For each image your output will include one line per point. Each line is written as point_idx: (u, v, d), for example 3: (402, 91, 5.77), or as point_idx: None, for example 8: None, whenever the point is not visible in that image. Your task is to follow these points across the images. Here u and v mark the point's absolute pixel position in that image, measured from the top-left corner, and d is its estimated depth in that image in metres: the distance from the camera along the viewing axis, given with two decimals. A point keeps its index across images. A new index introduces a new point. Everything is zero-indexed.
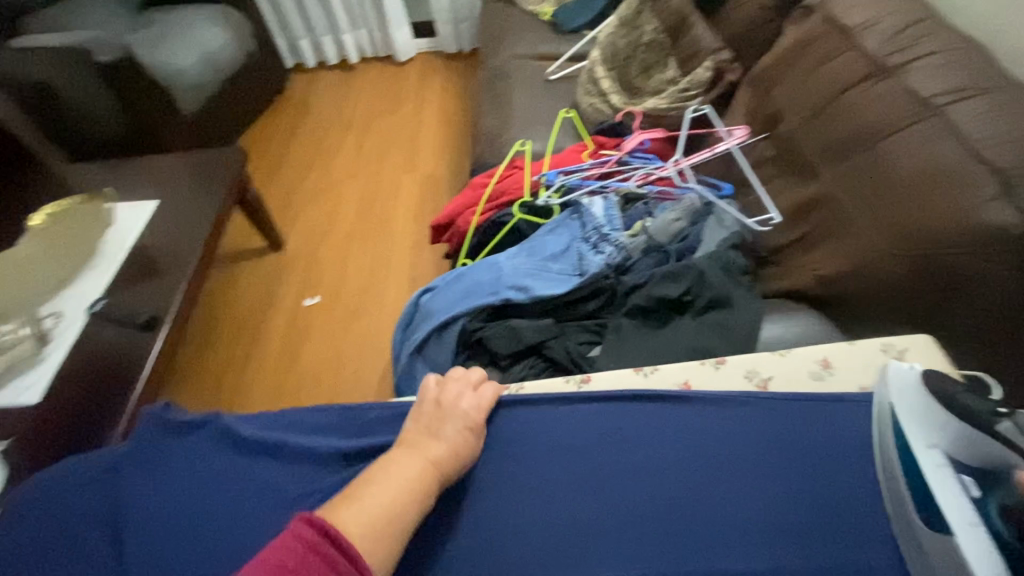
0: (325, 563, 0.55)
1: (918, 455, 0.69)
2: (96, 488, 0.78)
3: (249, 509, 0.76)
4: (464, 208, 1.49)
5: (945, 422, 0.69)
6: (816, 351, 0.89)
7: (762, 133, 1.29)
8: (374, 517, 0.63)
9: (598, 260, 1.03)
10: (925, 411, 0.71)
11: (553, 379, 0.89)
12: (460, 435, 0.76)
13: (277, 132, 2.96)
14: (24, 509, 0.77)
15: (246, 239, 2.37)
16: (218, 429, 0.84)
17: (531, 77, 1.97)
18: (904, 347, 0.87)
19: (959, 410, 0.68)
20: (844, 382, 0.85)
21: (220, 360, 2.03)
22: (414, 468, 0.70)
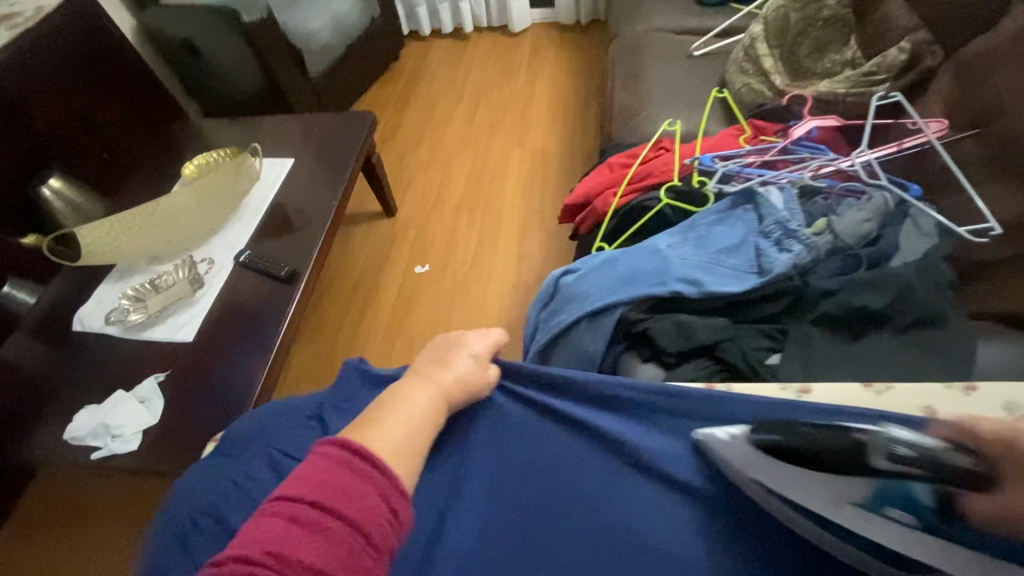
0: (357, 473, 0.59)
1: (816, 502, 0.69)
2: (305, 430, 0.81)
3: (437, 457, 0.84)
4: (603, 188, 1.42)
5: (825, 479, 0.66)
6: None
7: (973, 127, 1.12)
8: (400, 438, 0.69)
9: (783, 259, 0.94)
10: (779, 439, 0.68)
11: (768, 386, 0.83)
12: (468, 362, 0.86)
13: (391, 98, 3.00)
14: (235, 444, 0.83)
15: (362, 203, 2.44)
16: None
17: (672, 53, 1.85)
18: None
19: (827, 463, 0.64)
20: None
21: (335, 317, 2.11)
22: (430, 391, 0.78)
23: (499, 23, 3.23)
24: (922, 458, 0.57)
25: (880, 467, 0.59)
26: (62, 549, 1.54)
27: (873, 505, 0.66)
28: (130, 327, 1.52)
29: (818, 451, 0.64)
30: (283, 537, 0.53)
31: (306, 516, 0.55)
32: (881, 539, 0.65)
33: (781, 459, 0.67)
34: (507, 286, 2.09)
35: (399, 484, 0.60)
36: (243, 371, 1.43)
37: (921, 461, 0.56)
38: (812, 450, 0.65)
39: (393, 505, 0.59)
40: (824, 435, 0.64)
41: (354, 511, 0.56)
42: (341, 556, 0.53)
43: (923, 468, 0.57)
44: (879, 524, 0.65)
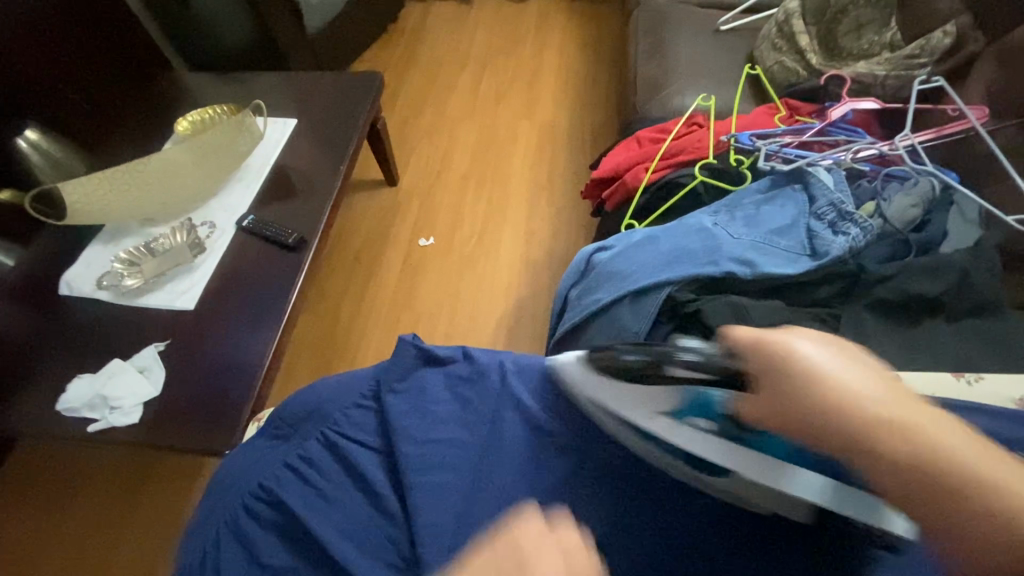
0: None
1: (641, 418, 0.73)
2: (360, 411, 0.84)
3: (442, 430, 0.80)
4: (633, 163, 1.38)
5: (638, 392, 0.72)
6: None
7: (1017, 115, 1.11)
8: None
9: (839, 242, 0.92)
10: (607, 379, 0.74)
11: None
12: None
13: (392, 61, 2.86)
14: (287, 422, 0.86)
15: (363, 170, 2.34)
16: (472, 368, 0.86)
17: (697, 26, 1.79)
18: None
19: (635, 372, 0.71)
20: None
21: (336, 289, 2.04)
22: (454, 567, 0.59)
23: None
24: (707, 362, 0.65)
25: (679, 373, 0.66)
26: (50, 522, 1.47)
27: (672, 419, 0.71)
28: (125, 293, 1.43)
29: (629, 364, 0.71)
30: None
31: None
32: (682, 442, 0.70)
33: (613, 374, 0.73)
34: (515, 261, 2.04)
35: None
36: (250, 342, 1.36)
37: (701, 363, 0.65)
38: (624, 360, 0.72)
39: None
40: (632, 354, 0.72)
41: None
42: None
43: (702, 371, 0.65)
44: (678, 433, 0.70)
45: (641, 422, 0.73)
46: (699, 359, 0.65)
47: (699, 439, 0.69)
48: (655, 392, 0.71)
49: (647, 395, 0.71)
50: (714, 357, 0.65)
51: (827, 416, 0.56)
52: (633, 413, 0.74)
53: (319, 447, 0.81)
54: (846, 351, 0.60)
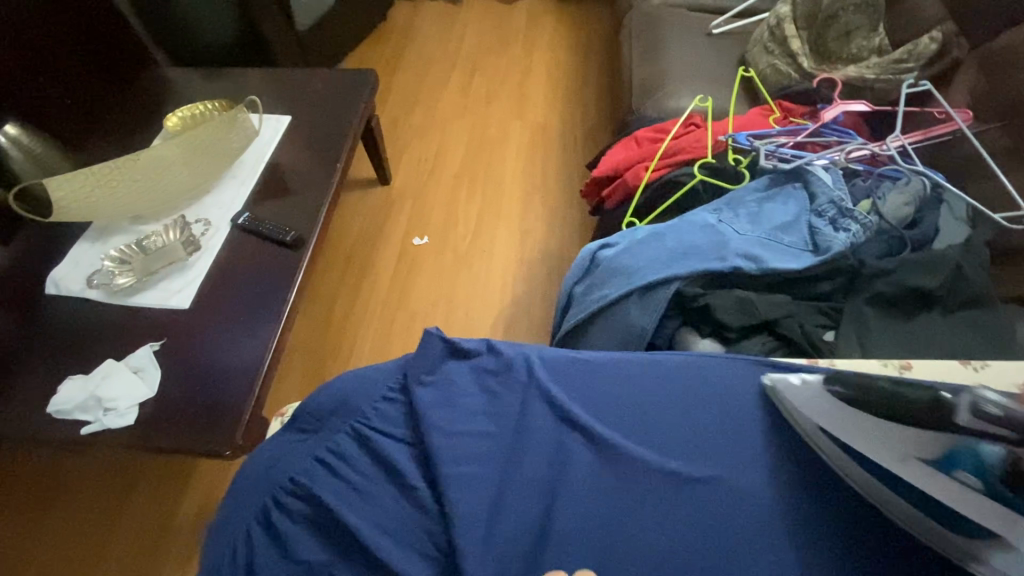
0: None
1: (878, 451, 0.69)
2: (383, 404, 0.84)
3: (467, 423, 0.80)
4: (633, 162, 1.40)
5: (889, 431, 0.67)
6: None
7: (999, 119, 1.16)
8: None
9: (840, 238, 0.95)
10: (844, 412, 0.71)
11: (867, 362, 0.80)
12: None
13: (381, 60, 2.84)
14: (314, 417, 0.85)
15: (355, 169, 2.32)
16: (497, 361, 0.86)
17: (689, 29, 1.82)
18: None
19: (903, 414, 0.64)
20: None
21: (329, 288, 2.02)
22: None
23: None
24: (1017, 421, 0.55)
25: (965, 424, 0.59)
26: (34, 530, 1.42)
27: (929, 465, 0.65)
28: (117, 292, 1.39)
29: (895, 403, 0.65)
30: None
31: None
32: (936, 490, 0.65)
33: (853, 404, 0.69)
34: (510, 260, 2.05)
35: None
36: (250, 341, 1.34)
37: (1008, 420, 0.56)
38: (887, 399, 0.65)
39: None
40: (903, 389, 0.65)
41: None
42: None
43: (1007, 430, 0.56)
44: (938, 480, 0.65)
45: (875, 454, 0.70)
46: (1003, 414, 0.56)
47: (956, 489, 0.63)
48: (911, 434, 0.65)
49: (907, 438, 0.66)
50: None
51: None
52: (873, 448, 0.70)
53: (348, 440, 0.81)
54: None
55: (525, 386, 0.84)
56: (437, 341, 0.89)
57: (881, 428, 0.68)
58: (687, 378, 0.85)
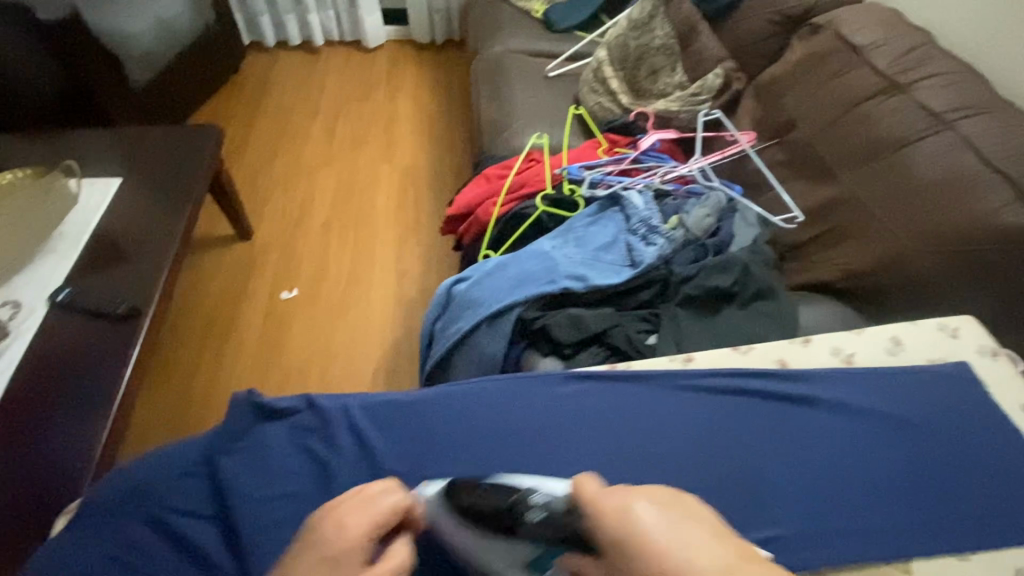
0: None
1: (493, 558, 0.66)
2: (192, 480, 0.79)
3: (271, 489, 0.77)
4: (482, 198, 1.47)
5: (501, 541, 0.66)
6: (884, 328, 0.86)
7: (772, 138, 1.38)
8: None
9: (650, 252, 1.07)
10: (456, 529, 0.69)
11: (656, 359, 0.86)
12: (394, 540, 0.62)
13: (236, 112, 2.74)
14: (107, 508, 0.77)
15: (211, 226, 2.18)
16: (315, 416, 0.83)
17: (529, 73, 1.98)
18: (958, 326, 0.85)
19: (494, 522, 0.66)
20: (916, 359, 0.82)
21: (189, 357, 1.86)
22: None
23: (353, 37, 3.14)
24: (555, 519, 0.62)
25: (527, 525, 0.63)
26: None
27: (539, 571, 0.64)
28: None
29: (481, 517, 0.67)
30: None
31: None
32: None
33: (466, 517, 0.68)
34: (388, 302, 2.02)
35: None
36: (77, 431, 1.19)
37: (552, 517, 0.62)
38: (473, 511, 0.68)
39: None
40: (488, 498, 0.68)
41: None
42: None
43: (551, 529, 0.62)
44: None
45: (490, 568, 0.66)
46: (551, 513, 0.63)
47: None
48: (500, 542, 0.66)
49: (501, 546, 0.65)
50: (562, 510, 0.62)
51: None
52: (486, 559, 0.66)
53: (147, 529, 0.76)
54: (696, 522, 0.54)
55: (336, 437, 0.81)
56: (245, 402, 0.84)
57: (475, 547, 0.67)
58: (501, 402, 0.83)
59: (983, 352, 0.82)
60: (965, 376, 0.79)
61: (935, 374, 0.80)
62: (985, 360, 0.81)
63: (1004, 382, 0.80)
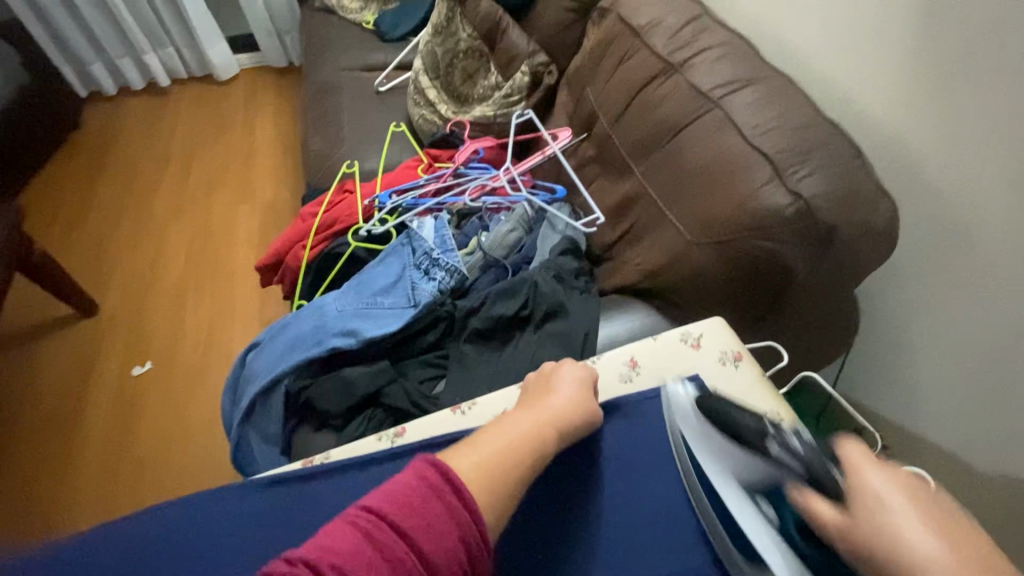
0: (447, 507, 0.51)
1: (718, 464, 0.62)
2: None
3: None
4: (293, 243, 1.34)
5: (731, 447, 0.60)
6: (626, 350, 0.84)
7: (583, 133, 1.30)
8: (489, 455, 0.60)
9: (431, 288, 0.99)
10: (707, 439, 0.62)
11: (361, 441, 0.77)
12: (572, 387, 0.71)
13: (74, 173, 2.49)
14: None
15: (47, 309, 1.98)
16: None
17: (358, 92, 1.85)
18: (700, 333, 0.83)
19: (736, 432, 0.60)
20: (653, 381, 0.81)
21: (27, 462, 1.68)
22: (535, 419, 0.66)
23: (202, 71, 2.92)
24: (810, 457, 0.55)
25: (777, 450, 0.56)
26: None
27: (745, 491, 0.60)
28: None
29: (733, 429, 0.60)
30: (354, 551, 0.46)
31: (379, 534, 0.48)
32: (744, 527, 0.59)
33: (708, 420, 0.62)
34: None
35: (486, 533, 0.52)
36: None
37: (811, 457, 0.54)
38: (728, 422, 0.60)
39: (472, 558, 0.51)
40: (741, 412, 0.60)
41: (432, 548, 0.48)
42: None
43: (800, 466, 0.55)
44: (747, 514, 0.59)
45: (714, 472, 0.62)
46: (807, 452, 0.55)
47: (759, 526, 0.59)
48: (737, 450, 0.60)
49: (739, 457, 0.60)
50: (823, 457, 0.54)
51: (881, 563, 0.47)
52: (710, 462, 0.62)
53: None
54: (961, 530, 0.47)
55: None
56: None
57: (721, 463, 0.62)
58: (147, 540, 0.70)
59: (723, 360, 0.81)
60: None
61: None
62: (721, 370, 0.80)
63: (743, 389, 0.79)
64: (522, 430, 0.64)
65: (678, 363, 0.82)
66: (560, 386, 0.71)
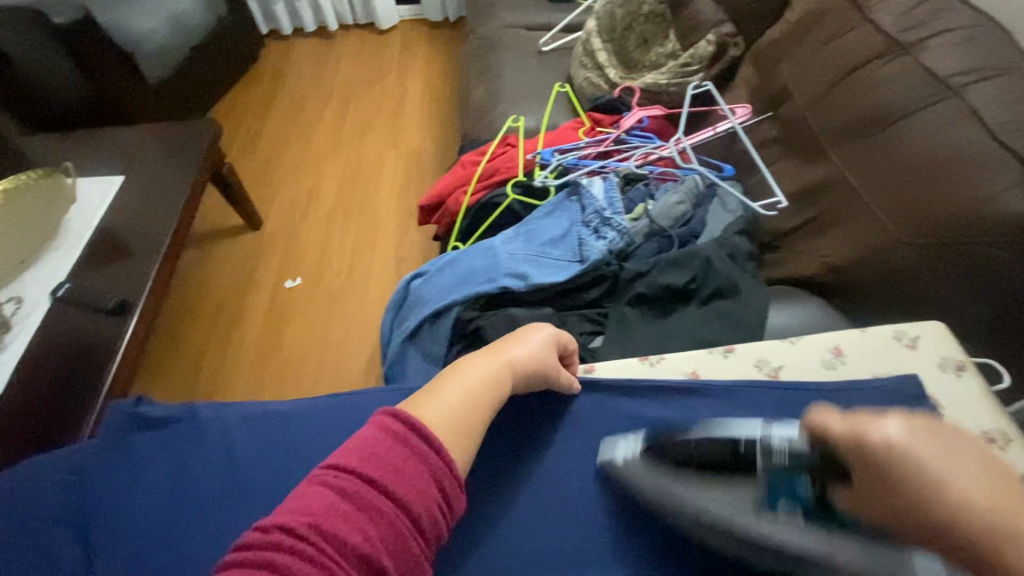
0: (414, 452, 0.54)
1: (705, 497, 0.61)
2: (61, 486, 0.71)
3: (125, 491, 0.70)
4: (454, 188, 1.42)
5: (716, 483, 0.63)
6: (828, 338, 0.83)
7: (766, 112, 1.23)
8: (454, 410, 0.62)
9: (600, 246, 1.01)
10: (683, 479, 0.64)
11: None
12: (538, 341, 0.73)
13: (251, 102, 2.78)
14: None
15: (223, 218, 2.27)
16: (191, 427, 0.75)
17: (522, 50, 1.87)
18: (918, 335, 0.81)
19: (712, 463, 0.64)
20: (859, 371, 0.79)
21: (199, 342, 1.96)
22: (498, 368, 0.68)
23: (366, 20, 3.10)
24: (796, 452, 0.60)
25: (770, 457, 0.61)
26: None
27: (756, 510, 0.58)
28: None
29: (708, 458, 0.65)
30: (330, 509, 0.49)
31: (353, 490, 0.50)
32: (781, 536, 0.54)
33: (675, 460, 0.66)
34: (386, 291, 2.02)
35: (456, 471, 0.56)
36: (65, 425, 1.26)
37: (794, 444, 0.61)
38: (701, 458, 0.65)
39: (448, 494, 0.54)
40: (703, 445, 0.66)
41: (409, 492, 0.52)
42: (389, 540, 0.49)
43: (793, 453, 0.60)
44: (779, 528, 0.54)
45: (713, 509, 0.59)
46: (785, 443, 0.61)
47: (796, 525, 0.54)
48: (726, 489, 0.62)
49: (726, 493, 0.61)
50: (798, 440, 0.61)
51: (918, 515, 0.47)
52: (697, 497, 0.61)
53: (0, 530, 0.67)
54: (933, 429, 0.50)
55: (210, 447, 0.73)
56: (123, 413, 0.76)
57: (718, 497, 0.61)
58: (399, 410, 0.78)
59: (943, 367, 0.78)
60: (912, 392, 0.75)
61: (874, 387, 0.76)
62: (942, 376, 0.78)
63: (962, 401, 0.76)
64: (481, 378, 0.66)
65: (883, 360, 0.80)
66: (524, 339, 0.72)
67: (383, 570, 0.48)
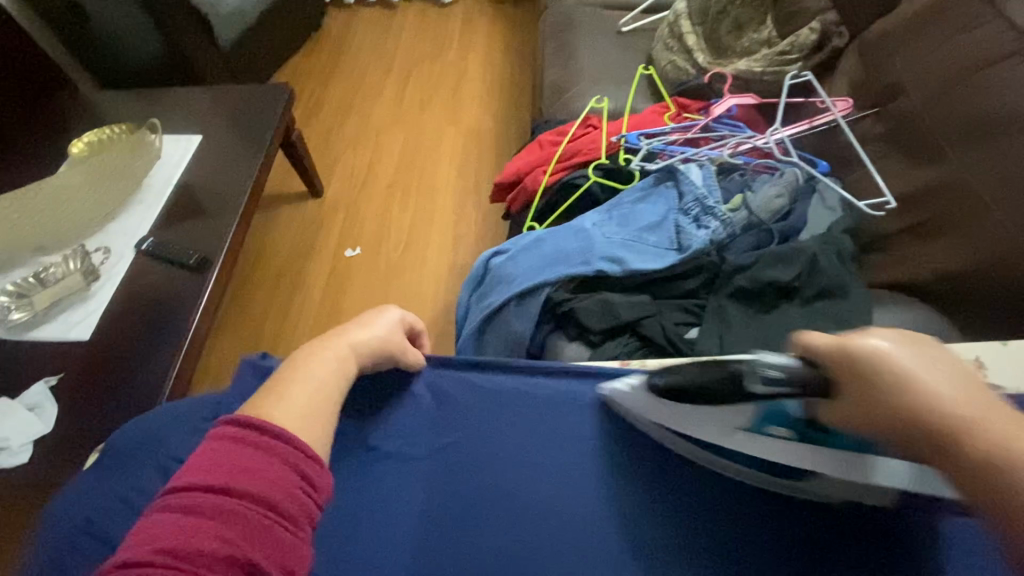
0: (257, 448, 0.52)
1: (706, 427, 0.69)
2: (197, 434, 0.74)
3: None
4: (532, 167, 1.40)
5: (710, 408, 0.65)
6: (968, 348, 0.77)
7: (871, 107, 1.17)
8: (304, 405, 0.62)
9: (701, 235, 0.99)
10: (679, 411, 0.68)
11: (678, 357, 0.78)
12: (377, 325, 0.77)
13: (314, 69, 2.79)
14: (120, 455, 0.73)
15: (286, 184, 2.30)
16: None
17: (600, 29, 1.82)
18: None
19: (703, 397, 0.64)
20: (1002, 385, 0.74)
21: (261, 303, 2.01)
22: (336, 357, 0.69)
23: None
24: (792, 381, 0.57)
25: (762, 391, 0.58)
26: None
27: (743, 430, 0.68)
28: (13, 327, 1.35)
29: (705, 388, 0.63)
30: (176, 528, 0.46)
31: (199, 503, 0.48)
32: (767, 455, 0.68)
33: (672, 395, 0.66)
34: (444, 266, 2.03)
35: (307, 448, 0.55)
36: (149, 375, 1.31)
37: (790, 378, 0.57)
38: (699, 391, 0.64)
39: (304, 473, 0.53)
40: (698, 373, 0.64)
41: (259, 486, 0.50)
42: (251, 533, 0.47)
43: (792, 383, 0.57)
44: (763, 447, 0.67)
45: (710, 433, 0.69)
46: (783, 376, 0.57)
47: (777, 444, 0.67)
48: (719, 414, 0.67)
49: (715, 415, 0.67)
50: (801, 366, 0.58)
51: (889, 417, 0.52)
52: (700, 427, 0.69)
53: (157, 477, 0.70)
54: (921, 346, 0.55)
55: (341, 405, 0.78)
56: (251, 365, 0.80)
57: (708, 423, 0.68)
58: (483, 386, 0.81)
59: None
60: None
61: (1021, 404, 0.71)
62: None
63: None
64: (326, 369, 0.67)
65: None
66: (356, 325, 0.76)
67: (252, 564, 0.46)
